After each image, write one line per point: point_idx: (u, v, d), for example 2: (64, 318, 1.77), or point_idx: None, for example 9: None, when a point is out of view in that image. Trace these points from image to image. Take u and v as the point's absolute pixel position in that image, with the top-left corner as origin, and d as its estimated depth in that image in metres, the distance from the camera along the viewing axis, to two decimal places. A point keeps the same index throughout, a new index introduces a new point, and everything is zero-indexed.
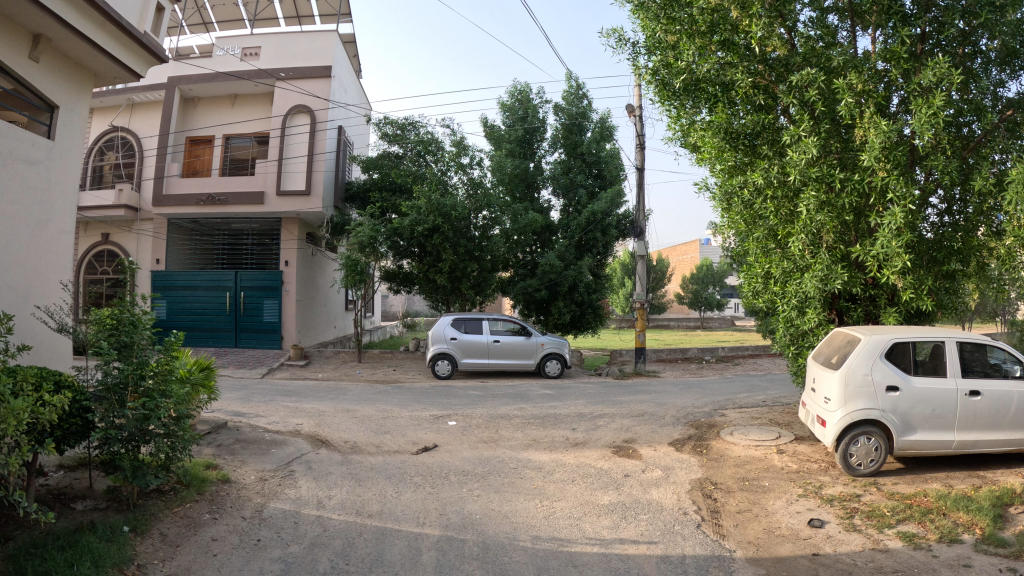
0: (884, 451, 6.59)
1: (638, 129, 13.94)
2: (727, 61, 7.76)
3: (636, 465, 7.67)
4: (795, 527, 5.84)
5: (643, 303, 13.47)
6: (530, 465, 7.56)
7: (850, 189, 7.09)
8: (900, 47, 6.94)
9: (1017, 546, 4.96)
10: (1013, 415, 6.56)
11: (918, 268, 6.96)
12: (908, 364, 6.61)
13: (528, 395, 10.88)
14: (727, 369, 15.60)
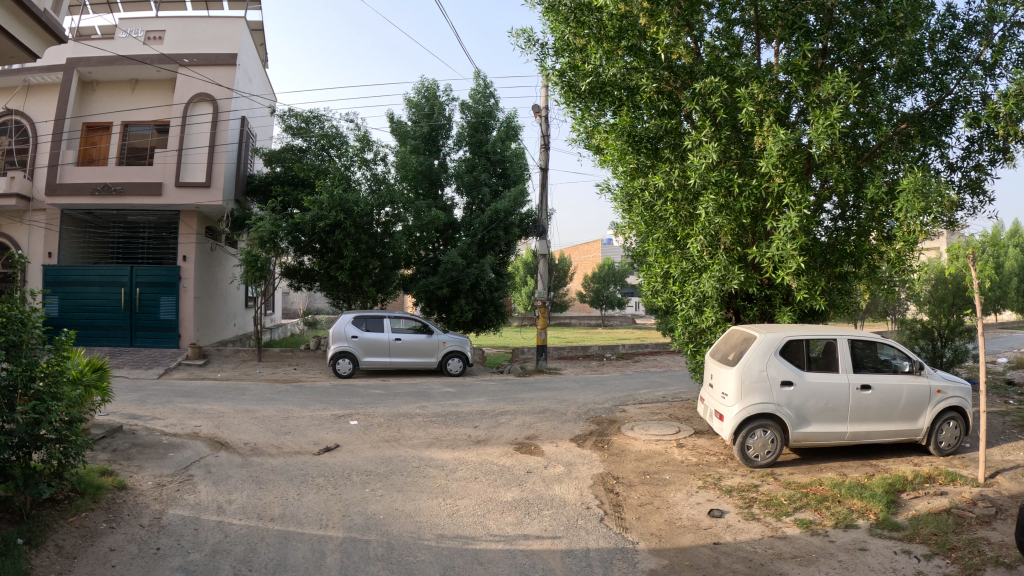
0: (780, 443, 6.91)
1: (544, 129, 14.05)
2: (632, 66, 7.95)
3: (540, 461, 7.74)
4: (696, 518, 6.03)
5: (546, 302, 13.54)
6: (434, 463, 7.49)
7: (748, 194, 7.44)
8: (802, 61, 7.25)
9: (909, 530, 5.29)
10: (904, 406, 7.03)
11: (812, 269, 7.39)
12: (802, 360, 6.95)
13: (431, 393, 10.82)
14: (627, 366, 15.97)
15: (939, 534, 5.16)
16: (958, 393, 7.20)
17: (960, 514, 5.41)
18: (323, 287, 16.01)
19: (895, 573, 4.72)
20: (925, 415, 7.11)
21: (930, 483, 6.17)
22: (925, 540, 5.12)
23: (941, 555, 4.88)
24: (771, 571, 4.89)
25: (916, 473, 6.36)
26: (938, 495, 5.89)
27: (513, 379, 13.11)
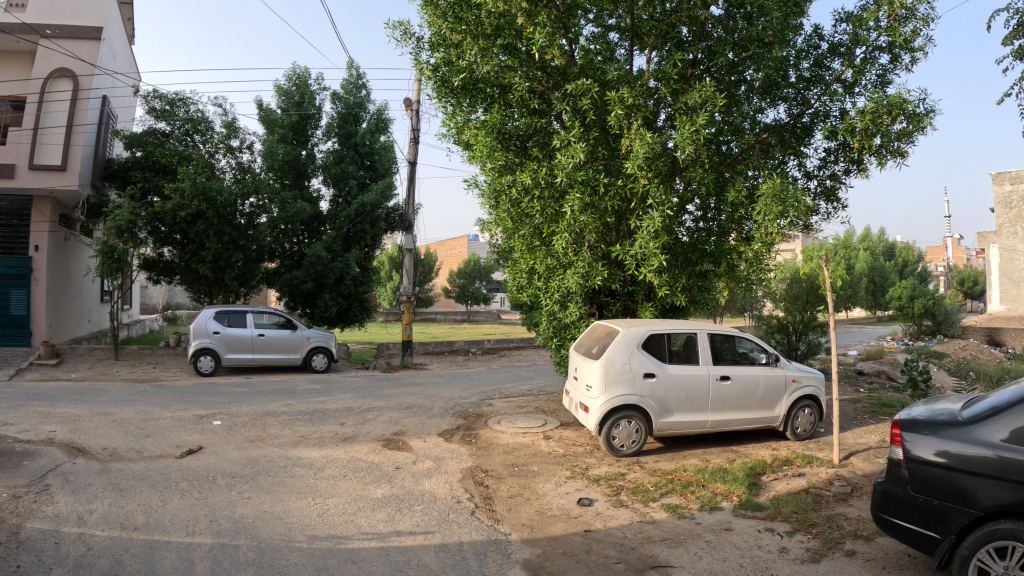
0: (644, 433, 7.24)
1: (414, 123, 13.93)
2: (505, 64, 8.09)
3: (407, 457, 7.46)
4: (566, 506, 6.09)
5: (411, 296, 13.52)
6: (301, 463, 7.07)
7: (612, 194, 7.70)
8: (672, 69, 7.82)
9: (770, 510, 5.69)
10: (762, 394, 7.58)
11: (673, 267, 7.84)
12: (664, 353, 7.31)
13: (295, 391, 10.52)
14: (492, 361, 16.13)
15: (800, 511, 5.60)
16: (812, 382, 7.87)
17: (819, 493, 5.92)
18: (184, 281, 15.14)
19: (761, 549, 4.97)
20: (782, 403, 7.71)
21: (789, 466, 6.70)
22: (787, 517, 5.51)
23: (803, 531, 5.25)
24: (644, 554, 4.98)
25: (776, 457, 6.89)
26: (796, 476, 6.41)
27: (378, 375, 12.93)
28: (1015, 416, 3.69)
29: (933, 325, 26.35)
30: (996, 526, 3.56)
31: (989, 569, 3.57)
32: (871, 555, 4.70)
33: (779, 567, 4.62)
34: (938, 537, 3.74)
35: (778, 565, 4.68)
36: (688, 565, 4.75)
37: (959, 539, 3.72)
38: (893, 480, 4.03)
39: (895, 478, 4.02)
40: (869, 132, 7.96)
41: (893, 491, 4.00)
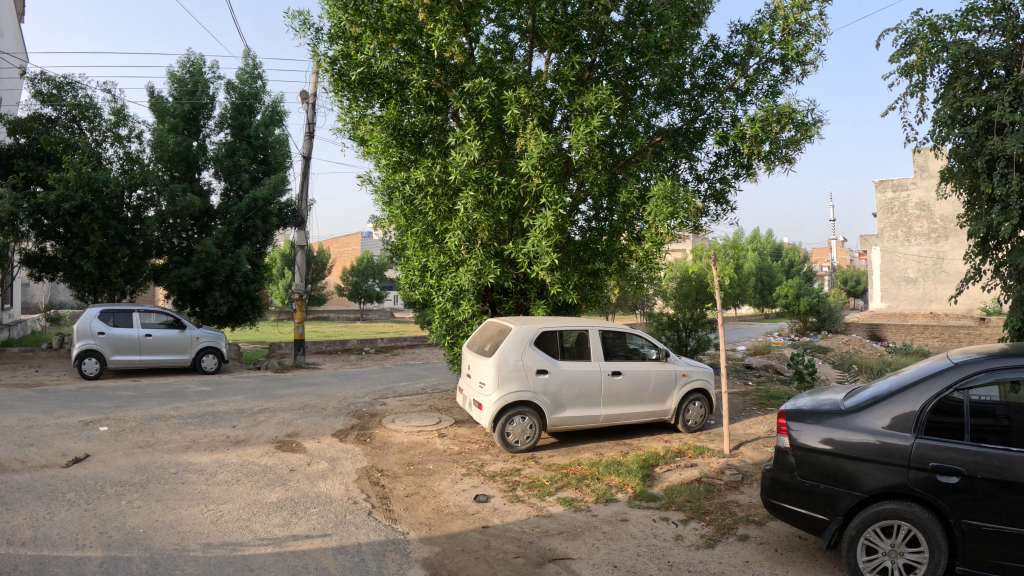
0: (538, 429, 7.34)
1: (309, 116, 13.60)
2: (405, 59, 8.05)
3: (302, 459, 7.13)
4: (462, 504, 5.57)
5: (302, 294, 13.21)
6: (192, 469, 6.76)
7: (505, 192, 7.81)
8: (570, 71, 7.99)
9: (665, 500, 5.57)
10: (652, 389, 7.84)
11: (565, 265, 8.02)
12: (556, 350, 7.42)
13: (184, 393, 10.15)
14: (385, 359, 15.97)
15: (693, 500, 5.53)
16: (700, 375, 8.18)
17: (711, 482, 6.00)
18: (65, 278, 14.22)
19: (657, 538, 4.76)
20: (672, 396, 8.00)
21: (681, 457, 6.95)
22: (681, 506, 5.42)
23: (697, 519, 5.13)
24: (541, 548, 4.61)
25: (669, 449, 7.14)
26: (688, 467, 6.59)
27: (270, 375, 12.58)
28: (894, 404, 3.97)
29: (819, 322, 27.78)
30: (881, 507, 3.85)
31: (875, 547, 3.88)
32: (764, 539, 4.69)
33: (675, 555, 4.44)
34: (826, 519, 3.98)
35: (674, 552, 4.50)
36: (586, 557, 4.43)
37: (846, 519, 3.97)
38: (781, 467, 4.23)
39: (782, 465, 4.22)
40: (757, 139, 8.46)
41: (781, 477, 4.20)
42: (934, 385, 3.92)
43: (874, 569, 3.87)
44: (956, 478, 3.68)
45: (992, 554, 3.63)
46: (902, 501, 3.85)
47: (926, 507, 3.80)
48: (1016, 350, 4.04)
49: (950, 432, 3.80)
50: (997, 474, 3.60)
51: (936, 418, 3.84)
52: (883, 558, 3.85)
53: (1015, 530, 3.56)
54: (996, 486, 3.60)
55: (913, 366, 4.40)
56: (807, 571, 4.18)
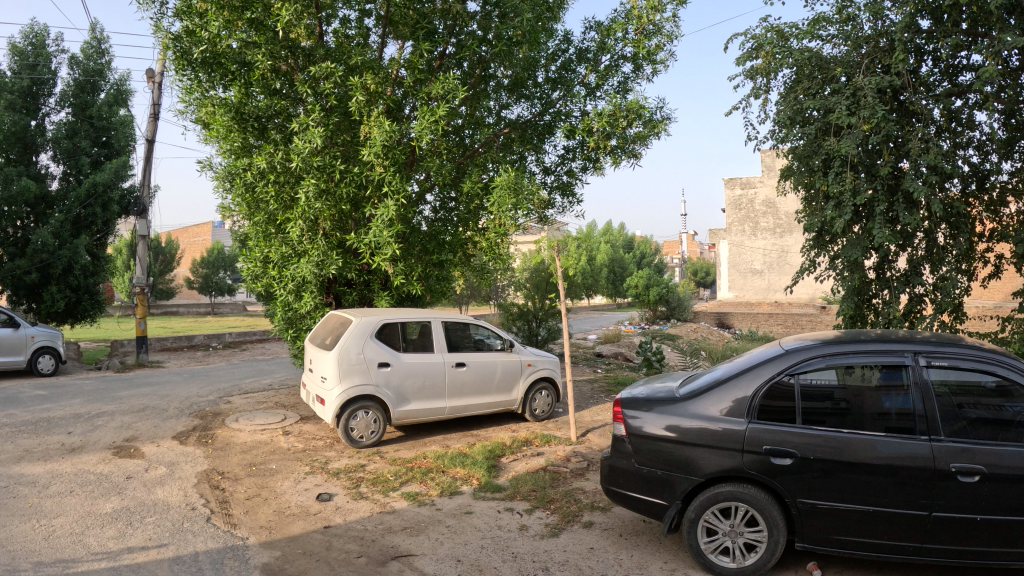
0: (382, 423, 6.90)
1: (156, 96, 12.92)
2: (252, 40, 7.75)
3: (140, 465, 6.68)
4: (304, 504, 5.34)
5: (145, 288, 12.54)
6: (21, 481, 6.21)
7: (348, 180, 7.54)
8: (419, 59, 7.91)
9: (509, 490, 5.44)
10: (499, 379, 7.65)
11: (409, 256, 7.95)
12: (398, 343, 7.05)
13: (16, 398, 9.41)
14: (235, 355, 15.43)
15: (538, 489, 5.43)
16: (547, 365, 8.07)
17: (557, 470, 5.91)
18: None
19: (501, 529, 4.67)
20: (518, 386, 7.84)
21: (528, 446, 6.80)
22: (525, 496, 5.31)
23: (540, 508, 5.07)
24: (384, 546, 4.45)
25: (516, 439, 6.97)
26: (534, 456, 6.44)
27: (111, 377, 11.88)
28: (728, 390, 4.04)
29: (669, 311, 28.84)
30: (718, 490, 3.89)
31: (715, 528, 3.94)
32: (608, 525, 4.70)
33: (519, 545, 4.38)
34: (666, 504, 3.99)
35: (518, 542, 4.43)
36: (429, 552, 4.29)
37: (685, 502, 3.99)
38: (619, 454, 4.21)
39: (621, 452, 4.20)
40: (606, 133, 8.66)
41: (620, 464, 4.18)
42: (767, 371, 4.00)
43: (714, 550, 3.94)
44: (790, 459, 3.77)
45: (825, 530, 3.75)
46: (739, 482, 3.90)
47: (762, 488, 3.86)
48: (846, 336, 4.19)
49: (783, 415, 3.88)
50: (829, 454, 3.71)
51: (768, 403, 3.92)
52: (724, 538, 3.92)
53: (848, 507, 3.69)
54: (831, 465, 3.71)
55: (749, 352, 4.48)
56: (649, 554, 4.22)
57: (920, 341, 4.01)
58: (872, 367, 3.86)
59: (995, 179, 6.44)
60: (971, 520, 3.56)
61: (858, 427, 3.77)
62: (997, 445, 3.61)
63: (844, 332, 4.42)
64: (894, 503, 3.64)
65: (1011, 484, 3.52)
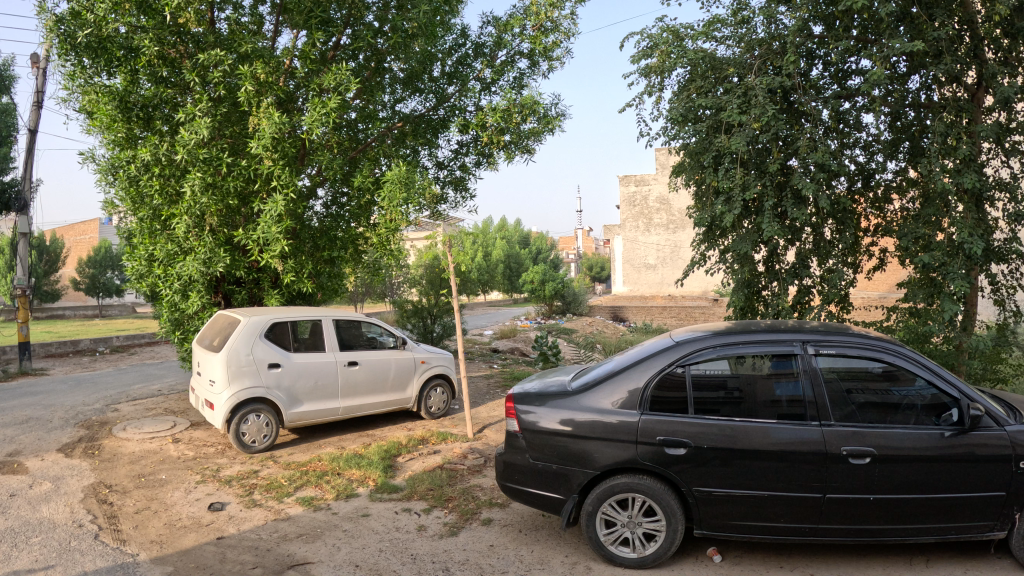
0: (275, 425, 6.65)
1: (38, 83, 12.17)
2: (141, 25, 7.34)
3: (21, 480, 6.21)
4: (195, 515, 5.05)
5: (25, 290, 11.77)
6: None
7: (235, 174, 7.27)
8: (312, 48, 7.69)
9: (406, 490, 5.35)
10: (393, 377, 7.52)
11: (299, 252, 7.78)
12: (288, 343, 6.80)
13: None
14: (125, 360, 14.69)
15: (435, 488, 5.37)
16: (440, 361, 8.01)
17: (453, 468, 5.86)
18: None
19: (399, 530, 4.60)
20: (412, 384, 7.73)
21: (424, 445, 6.70)
22: (422, 496, 5.24)
23: (438, 507, 5.01)
24: (280, 555, 4.29)
25: (412, 437, 6.86)
26: (430, 455, 6.35)
27: None
28: (620, 382, 4.09)
29: (564, 305, 29.34)
30: (614, 482, 3.94)
31: (613, 520, 4.00)
32: (507, 521, 4.71)
33: (418, 546, 4.31)
34: (563, 497, 4.03)
35: (417, 543, 4.37)
36: (326, 559, 4.18)
37: (581, 495, 4.04)
38: (513, 450, 4.20)
39: (514, 448, 4.19)
40: (499, 128, 8.72)
41: (514, 460, 4.18)
42: (659, 363, 4.08)
43: (614, 541, 4.01)
44: (683, 449, 3.85)
45: (723, 516, 3.86)
46: (635, 473, 3.96)
47: (658, 478, 3.93)
48: (736, 327, 4.32)
49: (674, 407, 3.97)
50: (724, 443, 3.82)
51: (659, 394, 3.99)
52: (623, 529, 3.98)
53: (742, 494, 3.81)
54: (726, 453, 3.81)
55: (639, 344, 4.56)
56: (550, 548, 4.25)
57: (808, 331, 4.17)
58: (763, 356, 3.99)
59: (880, 178, 6.73)
60: (864, 500, 3.75)
61: (750, 415, 3.89)
62: (885, 427, 3.80)
63: (733, 323, 4.57)
64: (787, 488, 3.78)
65: (898, 464, 3.72)
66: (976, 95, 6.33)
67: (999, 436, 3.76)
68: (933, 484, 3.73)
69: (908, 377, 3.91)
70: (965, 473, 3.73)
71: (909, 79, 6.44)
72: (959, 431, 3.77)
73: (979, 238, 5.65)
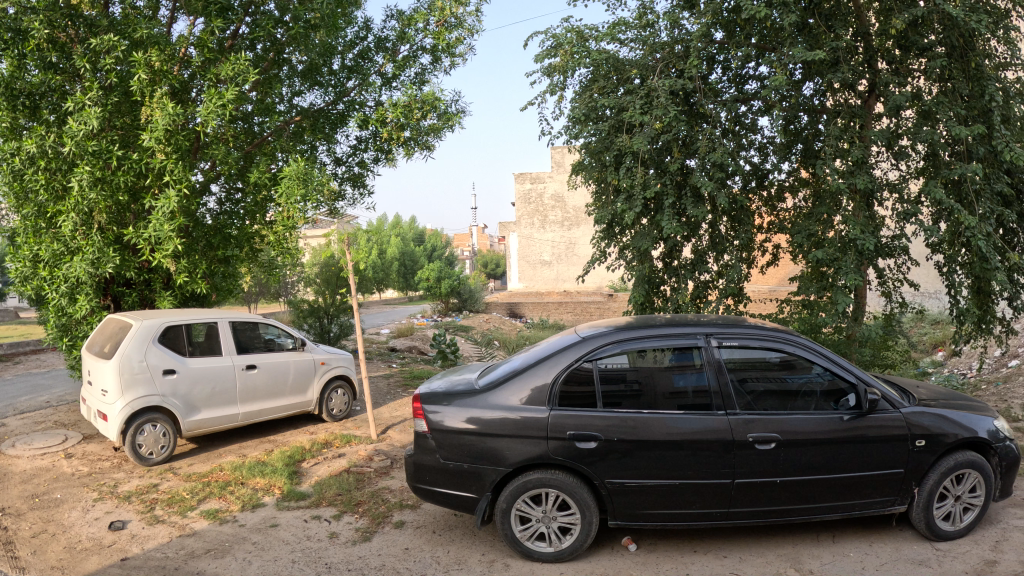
0: (173, 435, 6.25)
1: None
2: (31, 6, 6.73)
3: None
4: (95, 536, 4.57)
5: None
6: None
7: (126, 168, 6.84)
8: (209, 36, 7.35)
9: (314, 497, 5.16)
10: (293, 380, 7.23)
11: (192, 251, 7.42)
12: (183, 347, 6.38)
13: None
14: (10, 368, 13.57)
15: (344, 493, 5.22)
16: (341, 362, 7.80)
17: (360, 471, 5.72)
18: None
19: (310, 539, 4.44)
20: (313, 386, 7.48)
21: (328, 448, 6.48)
22: (331, 502, 5.08)
23: (349, 512, 4.89)
24: (189, 572, 4.02)
25: (315, 441, 6.63)
26: (335, 458, 6.17)
27: None
28: (528, 379, 4.12)
29: (459, 303, 29.08)
30: (527, 478, 3.99)
31: (528, 516, 4.05)
32: (420, 523, 4.67)
33: (332, 554, 4.20)
34: (475, 496, 4.03)
35: (330, 551, 4.25)
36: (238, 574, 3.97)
37: (494, 493, 4.06)
38: (423, 450, 4.15)
39: (424, 448, 4.14)
40: (399, 123, 9.15)
41: (425, 461, 4.13)
42: (565, 359, 4.14)
43: (530, 536, 4.07)
44: (593, 443, 3.93)
45: (636, 506, 3.99)
46: (547, 469, 4.02)
47: (570, 472, 4.01)
48: (637, 323, 4.46)
49: (583, 400, 4.04)
50: (631, 434, 3.93)
51: (568, 389, 4.05)
52: (538, 524, 4.05)
53: (652, 483, 3.95)
54: (631, 445, 3.92)
55: (543, 341, 4.62)
56: (465, 548, 4.28)
57: (708, 324, 4.35)
58: (664, 349, 4.13)
59: (773, 178, 7.14)
60: (772, 483, 3.97)
61: (654, 406, 4.02)
62: (785, 413, 4.04)
63: (633, 319, 4.70)
64: (697, 475, 3.94)
65: (800, 448, 3.96)
66: (867, 102, 6.85)
67: (894, 416, 4.11)
68: (833, 465, 4.00)
69: (805, 364, 4.15)
70: (860, 452, 4.03)
71: (804, 85, 6.81)
72: (857, 414, 4.06)
73: (869, 235, 6.05)
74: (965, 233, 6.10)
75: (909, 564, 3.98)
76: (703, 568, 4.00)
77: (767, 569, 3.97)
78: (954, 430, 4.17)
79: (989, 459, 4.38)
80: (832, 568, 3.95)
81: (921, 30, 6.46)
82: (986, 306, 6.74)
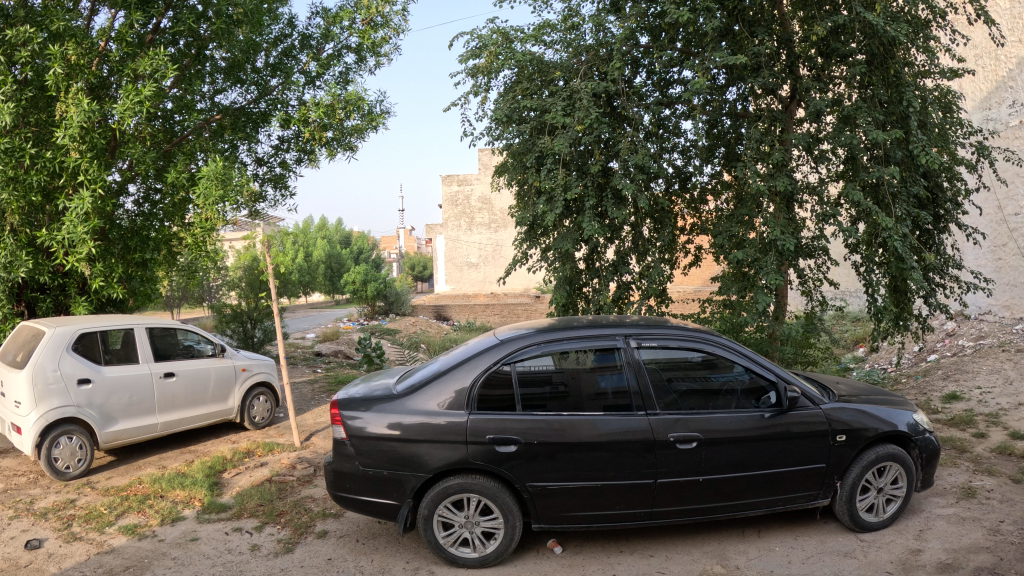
0: (89, 448, 6.00)
1: None
2: None
3: None
4: (11, 556, 4.34)
5: None
6: None
7: (39, 167, 6.53)
8: (128, 30, 7.10)
9: (236, 508, 5.02)
10: (213, 387, 7.04)
11: (108, 254, 7.18)
12: (98, 355, 6.12)
13: None
14: None
15: (265, 503, 5.09)
16: (262, 368, 7.60)
17: (284, 480, 5.59)
18: None
19: (232, 552, 4.31)
20: (234, 394, 7.29)
21: (250, 457, 6.32)
22: (253, 513, 4.95)
23: (271, 523, 4.77)
24: None
25: (235, 450, 6.44)
26: (257, 467, 6.02)
27: None
28: (446, 383, 4.09)
29: (386, 305, 28.70)
30: (447, 483, 3.96)
31: (450, 521, 4.02)
32: (343, 532, 4.59)
33: (253, 568, 4.09)
34: (397, 503, 3.99)
35: (252, 565, 4.14)
36: None
37: (416, 499, 4.02)
38: (341, 457, 4.08)
39: (342, 455, 4.07)
40: (322, 123, 8.94)
41: (344, 468, 4.06)
42: (484, 362, 4.12)
43: (454, 542, 4.04)
44: (514, 446, 3.92)
45: (560, 508, 4.00)
46: (468, 473, 4.00)
47: (491, 476, 4.00)
48: (556, 324, 4.48)
49: (503, 404, 4.03)
50: (553, 437, 3.94)
51: (487, 393, 4.04)
52: (461, 530, 4.03)
53: (575, 485, 3.97)
54: (552, 448, 3.93)
55: (463, 344, 4.61)
56: (389, 556, 4.22)
57: (629, 325, 4.39)
58: (585, 350, 4.15)
59: (696, 180, 7.27)
60: (694, 481, 4.04)
61: (576, 408, 4.04)
62: (706, 412, 4.11)
63: (555, 321, 4.72)
64: (620, 476, 3.98)
65: (720, 446, 4.04)
66: (789, 108, 7.09)
67: (816, 413, 4.23)
68: (755, 461, 4.10)
69: (725, 364, 4.23)
70: (780, 449, 4.13)
71: (726, 90, 6.93)
72: (778, 412, 4.16)
73: (789, 235, 6.24)
74: (882, 234, 6.32)
75: (833, 557, 4.09)
76: (629, 568, 4.04)
77: (694, 566, 4.03)
78: (875, 424, 4.31)
79: (910, 451, 4.53)
80: (757, 563, 4.04)
81: (842, 37, 6.66)
82: (903, 303, 7.02)
